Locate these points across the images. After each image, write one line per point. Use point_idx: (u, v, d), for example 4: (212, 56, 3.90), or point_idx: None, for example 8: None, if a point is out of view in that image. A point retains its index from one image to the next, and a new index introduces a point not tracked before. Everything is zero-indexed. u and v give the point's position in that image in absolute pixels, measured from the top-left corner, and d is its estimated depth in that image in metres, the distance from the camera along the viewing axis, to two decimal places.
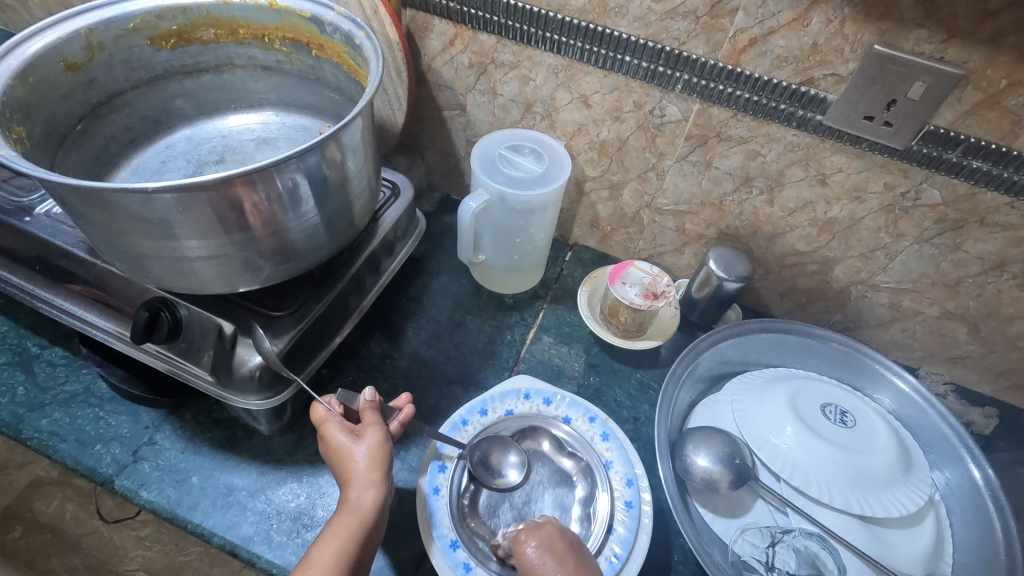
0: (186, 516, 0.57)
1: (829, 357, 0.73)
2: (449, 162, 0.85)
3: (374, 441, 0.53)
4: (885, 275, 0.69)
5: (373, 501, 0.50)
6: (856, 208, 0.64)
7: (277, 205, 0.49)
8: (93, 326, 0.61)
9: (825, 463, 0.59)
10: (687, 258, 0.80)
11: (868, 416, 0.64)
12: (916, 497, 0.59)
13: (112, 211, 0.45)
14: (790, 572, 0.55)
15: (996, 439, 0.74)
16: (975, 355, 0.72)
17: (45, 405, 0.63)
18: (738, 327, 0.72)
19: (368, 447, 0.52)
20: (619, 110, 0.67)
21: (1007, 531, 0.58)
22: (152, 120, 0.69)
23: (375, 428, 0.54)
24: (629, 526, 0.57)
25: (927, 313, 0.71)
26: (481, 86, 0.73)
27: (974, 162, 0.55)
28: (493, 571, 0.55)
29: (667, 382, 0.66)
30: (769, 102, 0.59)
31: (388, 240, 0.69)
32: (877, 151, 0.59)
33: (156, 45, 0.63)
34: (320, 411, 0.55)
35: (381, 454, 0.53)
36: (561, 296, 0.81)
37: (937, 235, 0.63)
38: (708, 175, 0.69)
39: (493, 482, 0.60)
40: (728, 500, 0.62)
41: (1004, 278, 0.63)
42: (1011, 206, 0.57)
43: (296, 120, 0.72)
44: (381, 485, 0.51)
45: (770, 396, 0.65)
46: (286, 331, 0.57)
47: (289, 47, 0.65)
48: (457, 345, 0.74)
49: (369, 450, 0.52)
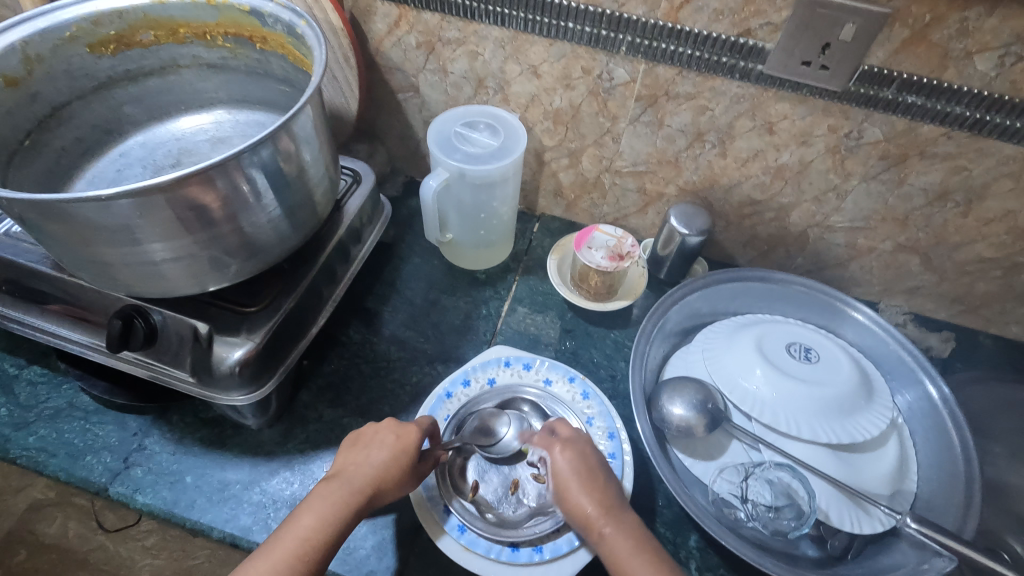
0: (184, 514, 0.59)
1: (793, 299, 0.76)
2: (408, 145, 0.85)
3: (396, 451, 0.55)
4: (838, 216, 0.72)
5: (316, 521, 0.50)
6: (804, 152, 0.66)
7: (235, 201, 0.50)
8: (68, 340, 0.61)
9: (792, 397, 0.63)
10: (650, 218, 0.82)
11: (831, 349, 0.67)
12: (878, 422, 0.62)
13: (71, 222, 0.46)
14: (765, 502, 0.59)
15: (954, 361, 0.77)
16: (929, 283, 0.76)
17: (30, 423, 0.63)
18: (704, 280, 0.74)
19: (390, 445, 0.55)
20: (568, 78, 0.68)
21: (964, 443, 0.62)
22: (102, 129, 0.68)
23: (407, 451, 0.55)
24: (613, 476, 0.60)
25: (882, 248, 0.74)
26: (431, 65, 0.73)
27: (909, 98, 0.57)
28: (480, 530, 0.56)
29: (638, 339, 0.68)
30: (711, 57, 0.61)
31: (354, 227, 0.70)
32: (818, 95, 0.60)
33: (95, 52, 0.62)
34: (410, 427, 0.57)
35: (387, 468, 0.54)
36: (533, 267, 0.83)
37: (882, 171, 0.65)
38: (661, 134, 0.70)
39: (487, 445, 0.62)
40: (705, 444, 0.65)
41: (948, 207, 0.66)
42: (948, 136, 0.59)
43: (249, 116, 0.72)
44: (350, 508, 0.51)
45: (737, 341, 0.68)
46: (261, 326, 0.58)
47: (232, 42, 0.65)
48: (435, 324, 0.76)
49: (381, 462, 0.54)
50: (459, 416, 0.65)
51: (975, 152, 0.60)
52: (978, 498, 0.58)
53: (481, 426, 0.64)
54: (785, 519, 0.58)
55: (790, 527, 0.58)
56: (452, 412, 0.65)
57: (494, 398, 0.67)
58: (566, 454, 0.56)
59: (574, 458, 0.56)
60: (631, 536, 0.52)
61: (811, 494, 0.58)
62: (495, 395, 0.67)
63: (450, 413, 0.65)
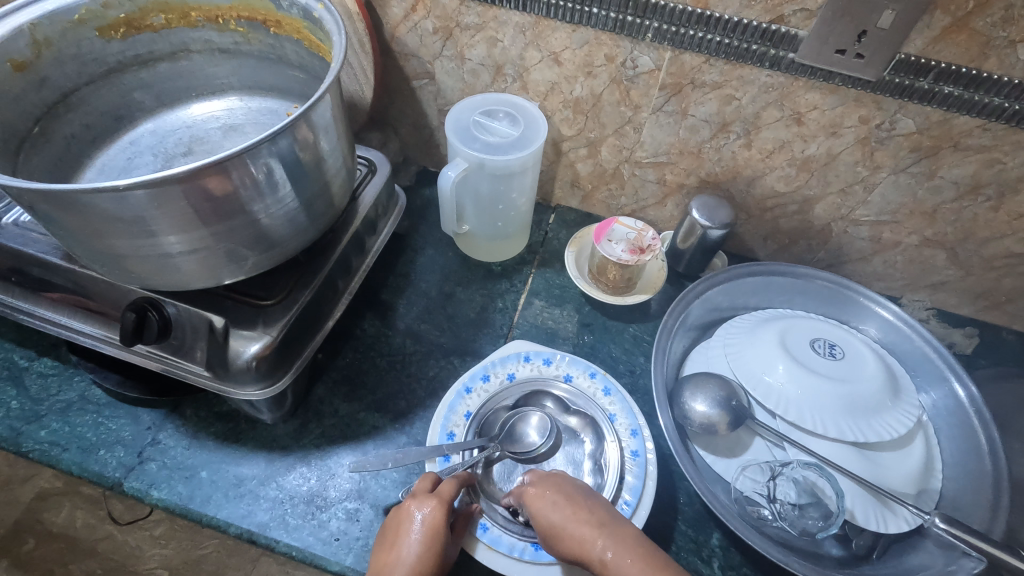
0: (200, 510, 0.58)
1: (815, 294, 0.74)
2: (422, 133, 0.83)
3: (430, 541, 0.51)
4: (864, 209, 0.70)
5: None
6: (833, 144, 0.64)
7: (253, 192, 0.48)
8: (80, 333, 0.60)
9: (816, 394, 0.61)
10: (669, 210, 0.80)
11: (856, 346, 0.66)
12: (904, 420, 0.61)
13: (85, 214, 0.44)
14: (791, 501, 0.59)
15: (977, 357, 0.76)
16: (954, 279, 0.74)
17: (41, 417, 0.62)
18: (726, 273, 0.73)
19: (424, 531, 0.51)
20: (590, 65, 0.66)
21: (992, 442, 0.61)
22: (111, 115, 0.66)
23: (442, 531, 0.51)
24: (637, 474, 0.59)
25: (907, 243, 0.72)
26: (448, 52, 0.71)
27: (945, 88, 0.56)
28: (515, 533, 0.56)
29: (660, 334, 0.67)
30: (740, 44, 0.59)
31: (370, 218, 0.69)
32: (850, 85, 0.59)
33: (104, 36, 0.60)
34: (434, 504, 0.52)
35: (425, 560, 0.50)
36: (549, 259, 0.82)
37: (912, 164, 0.63)
38: (685, 125, 0.68)
39: (515, 447, 0.62)
40: (727, 440, 0.64)
41: (979, 201, 0.64)
42: (984, 128, 0.58)
43: (262, 103, 0.70)
44: None
45: (760, 337, 0.67)
46: (278, 319, 0.57)
47: (245, 26, 0.63)
48: (450, 317, 0.75)
49: (421, 548, 0.50)
50: (480, 412, 0.64)
51: (1011, 145, 0.58)
52: (1007, 499, 0.57)
53: (505, 427, 0.63)
54: (811, 518, 0.58)
55: (816, 526, 0.57)
56: (473, 407, 0.64)
57: (514, 394, 0.66)
58: (544, 492, 0.54)
59: (550, 493, 0.54)
60: (633, 555, 0.49)
61: (838, 494, 0.57)
62: (516, 391, 0.66)
63: (470, 408, 0.64)
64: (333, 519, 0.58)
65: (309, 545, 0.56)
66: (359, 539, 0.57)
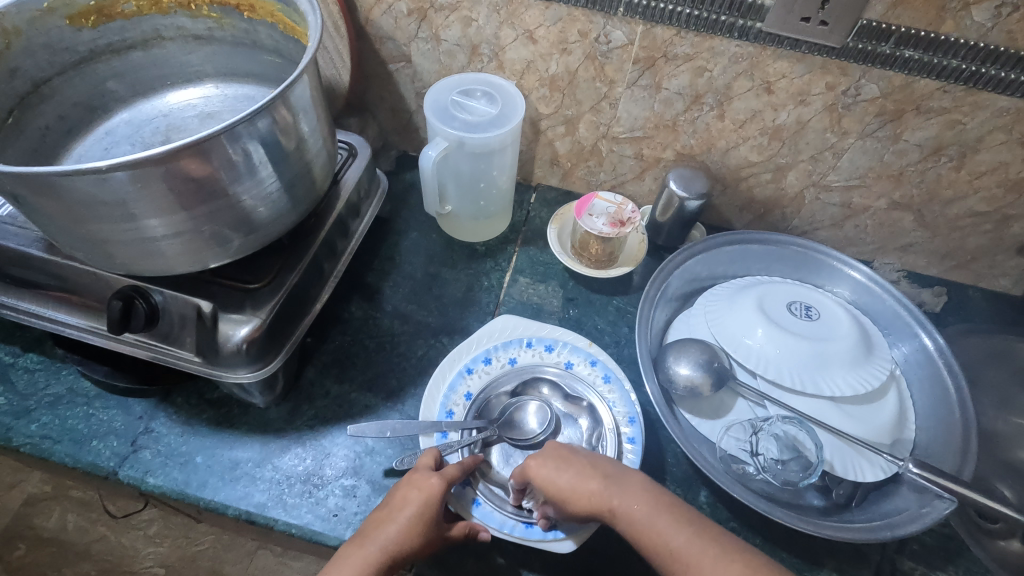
0: (197, 494, 0.58)
1: (790, 261, 0.77)
2: (401, 117, 0.84)
3: (426, 508, 0.52)
4: (834, 175, 0.72)
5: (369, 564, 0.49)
6: (802, 111, 0.66)
7: (234, 174, 0.49)
8: (65, 325, 0.59)
9: (793, 353, 0.64)
10: (647, 184, 0.82)
11: (830, 307, 0.69)
12: (878, 374, 0.64)
13: (65, 198, 0.45)
14: (773, 457, 0.60)
15: (947, 315, 0.79)
16: (922, 240, 0.77)
17: (30, 411, 0.62)
18: (704, 244, 0.75)
19: (422, 499, 0.53)
20: (565, 42, 0.67)
21: (959, 389, 0.64)
22: (86, 106, 0.66)
23: (438, 500, 0.53)
24: (633, 460, 0.60)
25: (876, 206, 0.75)
26: (423, 33, 0.71)
27: (906, 53, 0.58)
28: (509, 514, 0.56)
29: (642, 304, 0.69)
30: (708, 15, 0.60)
31: (352, 201, 0.69)
32: (815, 53, 0.60)
33: (75, 24, 0.59)
34: (434, 477, 0.54)
35: (418, 524, 0.51)
36: (532, 238, 0.83)
37: (878, 128, 0.66)
38: (659, 98, 0.70)
39: (513, 434, 0.63)
40: (711, 403, 0.66)
41: (942, 161, 0.67)
42: (943, 90, 0.60)
43: (238, 90, 0.70)
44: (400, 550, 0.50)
45: (739, 302, 0.69)
46: (266, 302, 0.57)
47: (218, 11, 0.63)
48: (437, 297, 0.76)
49: (416, 512, 0.52)
50: (480, 393, 0.65)
51: (970, 106, 0.61)
52: (975, 442, 0.60)
53: (505, 413, 0.64)
54: (793, 470, 0.60)
55: (798, 477, 0.59)
56: (473, 388, 0.65)
57: (514, 378, 0.67)
58: (543, 457, 0.55)
59: (549, 459, 0.55)
60: (643, 499, 0.51)
61: (817, 446, 0.60)
62: (516, 375, 0.67)
63: (471, 389, 0.65)
64: (330, 497, 0.59)
65: (308, 522, 0.57)
66: (357, 514, 0.58)
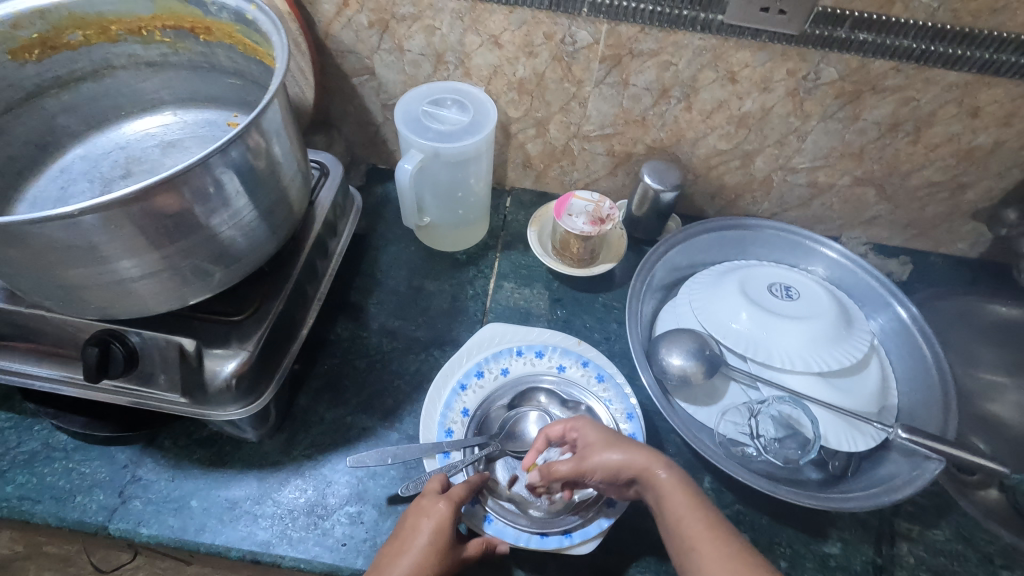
0: (196, 539, 0.56)
1: (768, 244, 0.79)
2: (368, 131, 0.82)
3: (439, 535, 0.51)
4: (800, 157, 0.75)
5: None
6: (765, 98, 0.68)
7: (209, 207, 0.47)
8: (35, 378, 0.56)
9: (777, 331, 0.66)
10: (620, 179, 0.83)
11: (808, 284, 0.71)
12: (861, 346, 0.66)
13: (32, 247, 0.42)
14: (773, 437, 0.62)
15: (914, 282, 0.83)
16: (885, 213, 0.81)
17: (3, 472, 0.58)
18: (681, 234, 0.76)
19: (433, 527, 0.52)
20: (531, 45, 0.67)
21: (934, 353, 0.67)
22: (36, 143, 0.62)
23: (449, 526, 0.52)
24: None
25: (841, 184, 0.78)
26: (386, 45, 0.70)
27: (860, 36, 0.60)
28: (523, 526, 0.56)
29: (630, 299, 0.70)
30: (671, 11, 0.61)
31: (330, 221, 0.68)
32: (775, 40, 0.62)
33: (17, 59, 0.56)
34: (444, 500, 0.54)
35: (434, 550, 0.51)
36: (512, 241, 0.83)
37: (838, 109, 0.68)
38: (627, 94, 0.71)
39: (517, 446, 0.63)
40: (704, 390, 0.67)
41: (899, 137, 0.70)
42: (897, 69, 0.63)
43: (199, 115, 0.67)
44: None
45: (723, 287, 0.70)
46: (253, 333, 0.56)
47: (172, 36, 0.61)
48: (423, 310, 0.75)
49: (430, 538, 0.51)
50: (478, 408, 0.65)
51: (922, 82, 0.64)
52: (955, 403, 0.63)
53: (505, 426, 0.64)
54: (790, 448, 0.61)
55: (796, 455, 0.61)
56: (469, 404, 0.65)
57: (510, 389, 0.67)
58: (593, 429, 0.57)
59: (598, 428, 0.57)
60: (684, 480, 0.52)
61: (813, 421, 0.61)
62: (511, 386, 0.67)
63: (466, 405, 0.65)
64: (337, 525, 0.57)
65: (316, 554, 0.56)
66: (366, 540, 0.57)
